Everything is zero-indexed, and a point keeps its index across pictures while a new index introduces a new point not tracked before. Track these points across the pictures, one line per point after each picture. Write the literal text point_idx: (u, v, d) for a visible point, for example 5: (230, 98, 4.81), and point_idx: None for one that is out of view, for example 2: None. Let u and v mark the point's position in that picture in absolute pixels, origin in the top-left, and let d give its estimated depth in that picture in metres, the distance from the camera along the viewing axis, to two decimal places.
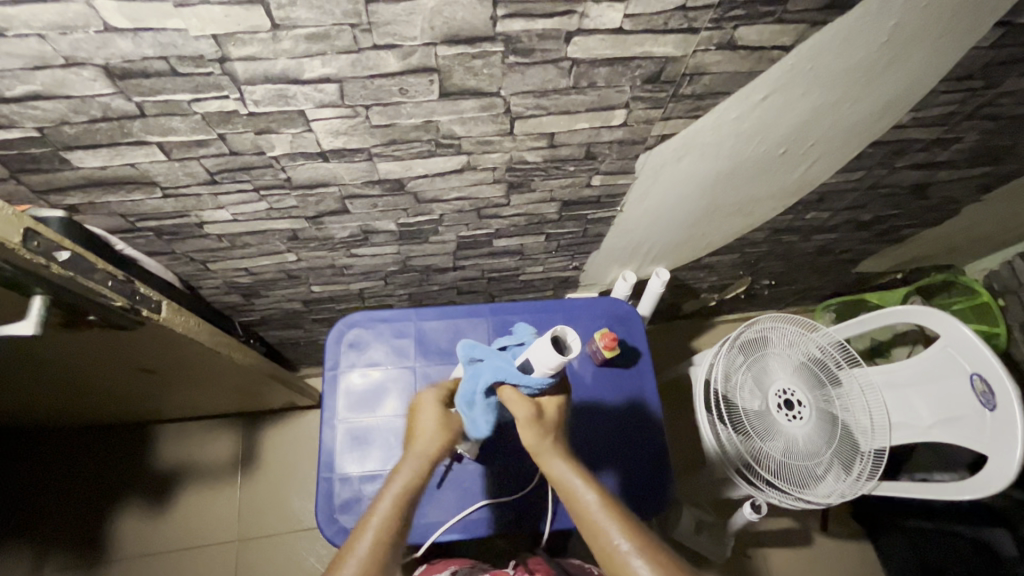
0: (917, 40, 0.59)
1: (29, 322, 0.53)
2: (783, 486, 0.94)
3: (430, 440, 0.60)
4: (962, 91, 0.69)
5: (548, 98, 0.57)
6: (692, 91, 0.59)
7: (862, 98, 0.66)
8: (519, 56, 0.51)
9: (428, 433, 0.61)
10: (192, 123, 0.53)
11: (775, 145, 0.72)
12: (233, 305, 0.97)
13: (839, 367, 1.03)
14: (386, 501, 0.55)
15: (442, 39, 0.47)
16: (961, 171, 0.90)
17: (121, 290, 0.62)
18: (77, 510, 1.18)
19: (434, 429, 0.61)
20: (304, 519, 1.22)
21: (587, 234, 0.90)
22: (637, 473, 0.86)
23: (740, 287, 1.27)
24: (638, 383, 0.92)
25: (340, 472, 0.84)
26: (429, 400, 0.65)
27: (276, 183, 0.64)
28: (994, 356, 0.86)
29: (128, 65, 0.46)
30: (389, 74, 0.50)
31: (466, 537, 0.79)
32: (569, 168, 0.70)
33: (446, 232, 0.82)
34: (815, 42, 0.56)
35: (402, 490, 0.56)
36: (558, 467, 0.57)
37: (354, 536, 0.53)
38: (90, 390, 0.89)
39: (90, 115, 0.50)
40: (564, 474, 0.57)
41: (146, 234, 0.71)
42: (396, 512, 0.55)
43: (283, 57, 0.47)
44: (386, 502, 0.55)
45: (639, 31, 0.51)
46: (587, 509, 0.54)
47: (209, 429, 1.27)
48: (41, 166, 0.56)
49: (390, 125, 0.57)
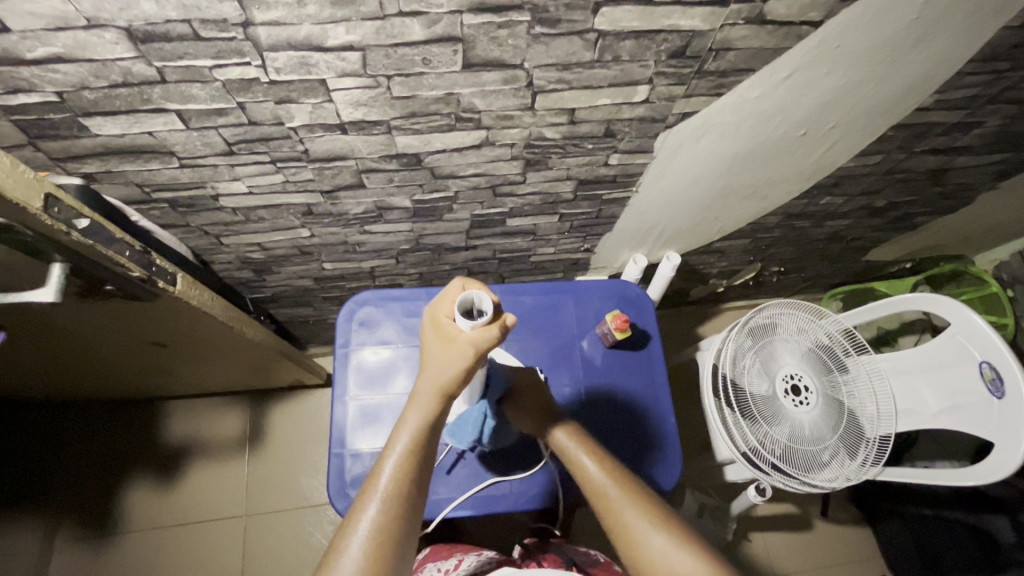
0: (946, 20, 0.58)
1: (48, 290, 0.53)
2: (788, 469, 0.94)
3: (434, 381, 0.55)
4: (987, 74, 0.68)
5: (570, 71, 0.56)
6: (717, 67, 0.59)
7: (884, 79, 0.65)
8: (544, 27, 0.50)
9: (437, 370, 0.54)
10: (212, 91, 0.52)
11: (794, 126, 0.71)
12: (245, 281, 0.97)
13: (848, 353, 1.03)
14: (402, 443, 0.55)
15: (469, 6, 0.47)
16: (978, 158, 0.89)
17: (137, 260, 0.62)
18: (87, 483, 1.19)
19: (438, 366, 0.54)
20: (311, 496, 1.24)
21: (600, 216, 0.90)
22: (646, 454, 0.87)
23: (749, 273, 1.27)
24: (647, 366, 0.92)
25: (351, 448, 0.85)
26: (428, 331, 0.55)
27: (293, 156, 0.63)
28: (1004, 343, 0.86)
29: (150, 27, 0.45)
30: (414, 43, 0.50)
31: (476, 513, 0.80)
32: (587, 145, 0.70)
33: (460, 211, 0.82)
34: (844, 18, 0.55)
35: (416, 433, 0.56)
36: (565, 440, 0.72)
37: (375, 470, 0.56)
38: (102, 362, 0.90)
39: (110, 80, 0.50)
40: (576, 454, 0.70)
41: (161, 206, 0.71)
42: (410, 451, 0.56)
43: (308, 23, 0.46)
44: (400, 445, 0.55)
45: (667, 3, 0.50)
46: (601, 487, 0.66)
47: (218, 406, 1.28)
48: (59, 132, 0.55)
49: (411, 97, 0.56)
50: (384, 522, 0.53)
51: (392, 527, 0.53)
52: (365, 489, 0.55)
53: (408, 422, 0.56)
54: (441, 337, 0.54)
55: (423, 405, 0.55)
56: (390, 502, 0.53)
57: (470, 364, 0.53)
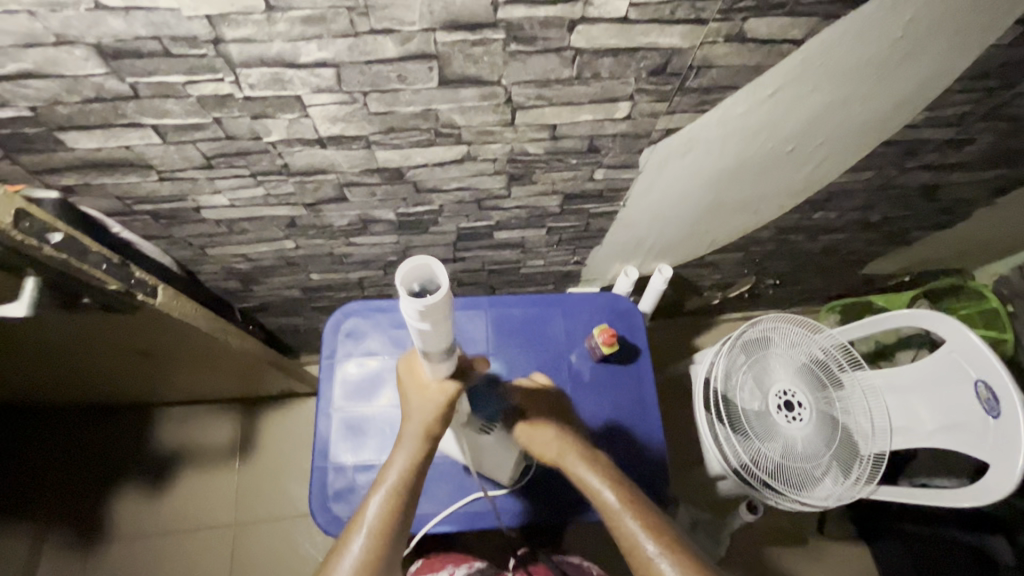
0: (935, 37, 0.57)
1: (21, 304, 0.54)
2: (780, 487, 0.93)
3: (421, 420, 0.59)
4: (978, 91, 0.67)
5: (550, 88, 0.56)
6: (699, 84, 0.58)
7: (874, 96, 0.64)
8: (520, 44, 0.49)
9: (415, 414, 0.59)
10: (187, 106, 0.52)
11: (782, 142, 0.70)
12: (232, 291, 0.97)
13: (842, 369, 1.02)
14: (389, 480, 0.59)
15: (441, 25, 0.46)
16: (973, 174, 0.88)
17: (115, 273, 0.61)
18: (77, 490, 1.19)
19: (418, 412, 0.59)
20: (300, 506, 1.23)
21: (588, 229, 0.89)
22: (633, 470, 0.86)
23: (744, 286, 1.26)
24: (636, 381, 0.91)
25: (335, 461, 0.84)
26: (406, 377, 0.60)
27: (273, 170, 0.63)
28: (1000, 362, 0.85)
29: (120, 44, 0.45)
30: (386, 60, 0.49)
31: (459, 529, 0.79)
32: (572, 160, 0.69)
33: (446, 223, 0.81)
34: (828, 36, 0.54)
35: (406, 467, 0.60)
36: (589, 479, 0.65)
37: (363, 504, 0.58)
38: (87, 371, 0.89)
39: (83, 95, 0.49)
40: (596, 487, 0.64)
41: (143, 218, 0.71)
42: (397, 486, 0.59)
43: (279, 40, 0.46)
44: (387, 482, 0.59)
45: (644, 21, 0.49)
46: (636, 545, 0.60)
47: (209, 413, 1.28)
48: (36, 146, 0.55)
49: (389, 113, 0.56)
50: (373, 553, 0.55)
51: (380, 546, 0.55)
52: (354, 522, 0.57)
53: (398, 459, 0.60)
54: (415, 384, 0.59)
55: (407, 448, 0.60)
56: (373, 536, 0.56)
57: (445, 403, 0.58)
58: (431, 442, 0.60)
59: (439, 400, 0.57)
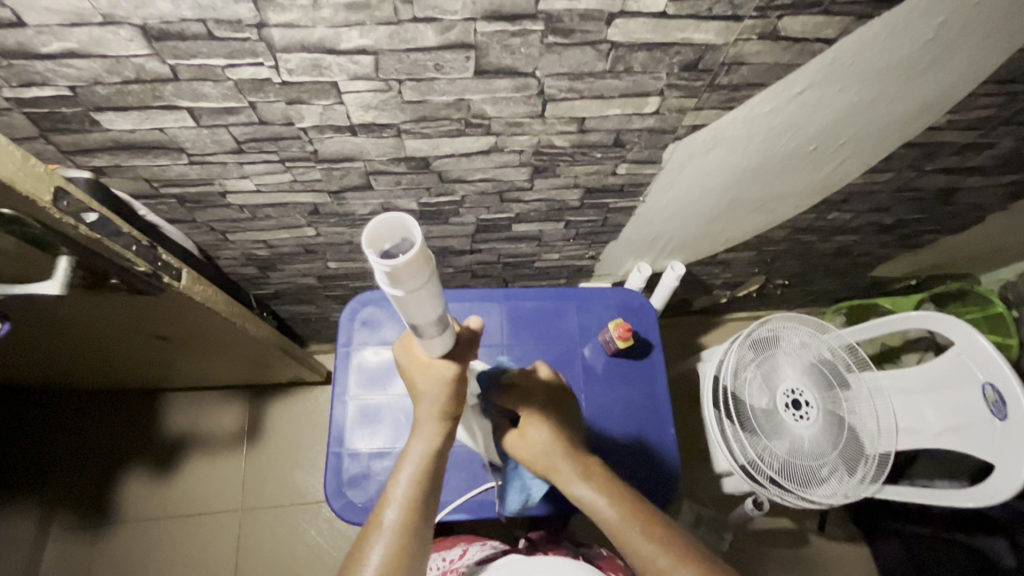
0: (962, 41, 0.58)
1: (54, 283, 0.54)
2: (787, 485, 0.93)
3: (436, 400, 0.55)
4: (1002, 96, 0.67)
5: (582, 81, 0.56)
6: (729, 81, 0.58)
7: (898, 97, 0.65)
8: (558, 36, 0.50)
9: (425, 394, 0.55)
10: (225, 89, 0.52)
11: (804, 142, 0.71)
12: (249, 278, 0.97)
13: (850, 369, 1.03)
14: (406, 473, 0.56)
15: (483, 14, 0.47)
16: (989, 178, 0.89)
17: (145, 255, 0.62)
18: (85, 472, 1.20)
19: (429, 390, 0.55)
20: (307, 494, 1.23)
21: (606, 224, 0.90)
22: (644, 465, 0.86)
23: (753, 285, 1.26)
24: (648, 376, 0.92)
25: (349, 448, 0.85)
26: (410, 355, 0.55)
27: (302, 156, 0.64)
28: (1008, 366, 0.85)
29: (165, 26, 0.45)
30: (426, 48, 0.50)
31: (472, 517, 0.80)
32: (596, 154, 0.69)
33: (467, 215, 0.82)
34: (860, 35, 0.55)
35: (423, 457, 0.56)
36: (590, 496, 0.61)
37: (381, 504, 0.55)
38: (103, 354, 0.90)
39: (123, 76, 0.50)
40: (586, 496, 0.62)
41: (169, 201, 0.71)
42: (419, 473, 0.56)
43: (321, 25, 0.46)
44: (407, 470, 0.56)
45: (682, 16, 0.50)
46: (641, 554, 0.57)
47: (217, 400, 1.28)
48: (71, 126, 0.56)
49: (422, 101, 0.56)
50: (397, 549, 0.52)
51: (408, 537, 0.53)
52: (371, 522, 0.54)
53: (416, 448, 0.56)
54: (421, 362, 0.54)
55: (425, 432, 0.56)
56: (397, 534, 0.53)
57: (456, 374, 0.54)
58: (449, 422, 0.57)
59: (450, 371, 0.54)
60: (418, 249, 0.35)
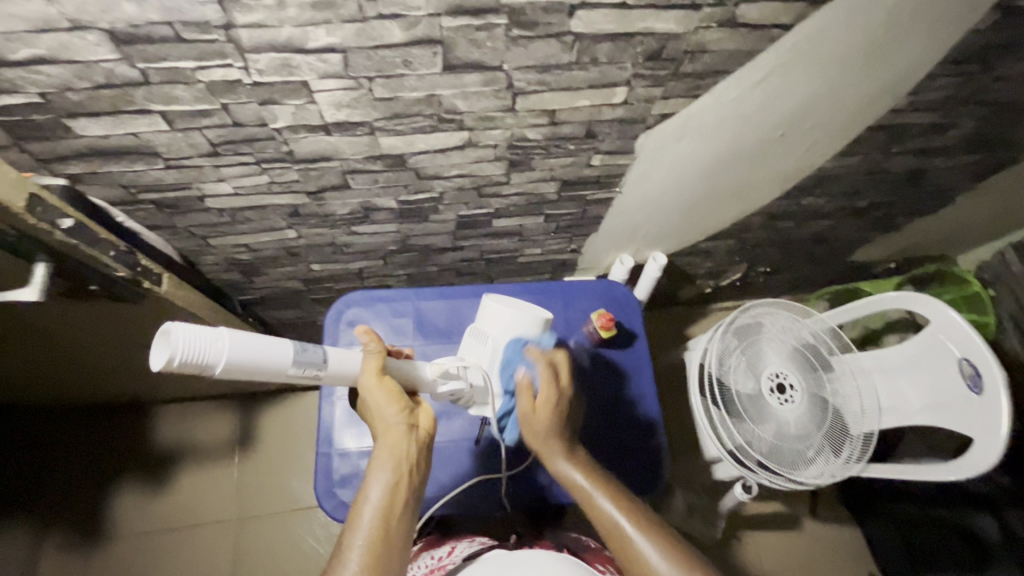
0: (914, 23, 0.60)
1: (33, 289, 0.54)
2: (773, 467, 0.95)
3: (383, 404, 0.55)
4: (959, 75, 0.70)
5: (550, 74, 0.57)
6: (693, 69, 0.60)
7: (859, 81, 0.67)
8: (522, 29, 0.51)
9: (377, 404, 0.55)
10: (196, 92, 0.53)
11: (771, 128, 0.72)
12: (232, 283, 0.97)
13: (832, 352, 1.04)
14: (377, 483, 0.53)
15: (446, 9, 0.48)
16: (955, 158, 0.91)
17: (122, 259, 0.63)
18: (74, 487, 1.19)
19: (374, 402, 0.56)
20: (299, 499, 1.23)
21: (586, 216, 0.91)
22: (630, 452, 0.88)
23: (735, 274, 1.28)
24: (633, 365, 0.93)
25: (339, 447, 0.85)
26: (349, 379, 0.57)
27: (278, 157, 0.64)
28: (983, 341, 0.88)
29: (133, 29, 0.46)
30: (393, 45, 0.51)
31: (462, 512, 0.80)
32: (570, 147, 0.71)
33: (446, 212, 0.83)
34: (815, 20, 0.57)
35: (393, 459, 0.54)
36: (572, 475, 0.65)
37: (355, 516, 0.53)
38: (86, 366, 0.90)
39: (94, 81, 0.50)
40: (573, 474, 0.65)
41: (147, 207, 0.71)
42: (393, 480, 0.54)
43: (289, 25, 0.47)
44: (378, 479, 0.53)
45: (641, 6, 0.51)
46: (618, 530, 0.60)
47: (206, 409, 1.28)
48: (43, 133, 0.56)
49: (393, 98, 0.57)
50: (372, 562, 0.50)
51: (389, 542, 0.52)
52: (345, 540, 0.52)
53: (382, 459, 0.54)
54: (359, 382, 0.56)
55: (391, 440, 0.55)
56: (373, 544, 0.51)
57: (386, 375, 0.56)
58: (403, 405, 0.56)
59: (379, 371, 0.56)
60: (179, 346, 0.41)
